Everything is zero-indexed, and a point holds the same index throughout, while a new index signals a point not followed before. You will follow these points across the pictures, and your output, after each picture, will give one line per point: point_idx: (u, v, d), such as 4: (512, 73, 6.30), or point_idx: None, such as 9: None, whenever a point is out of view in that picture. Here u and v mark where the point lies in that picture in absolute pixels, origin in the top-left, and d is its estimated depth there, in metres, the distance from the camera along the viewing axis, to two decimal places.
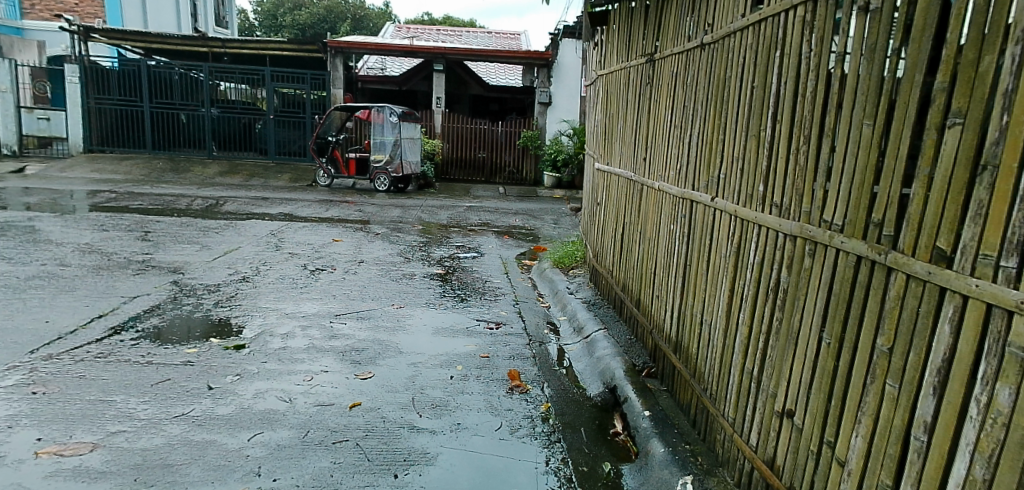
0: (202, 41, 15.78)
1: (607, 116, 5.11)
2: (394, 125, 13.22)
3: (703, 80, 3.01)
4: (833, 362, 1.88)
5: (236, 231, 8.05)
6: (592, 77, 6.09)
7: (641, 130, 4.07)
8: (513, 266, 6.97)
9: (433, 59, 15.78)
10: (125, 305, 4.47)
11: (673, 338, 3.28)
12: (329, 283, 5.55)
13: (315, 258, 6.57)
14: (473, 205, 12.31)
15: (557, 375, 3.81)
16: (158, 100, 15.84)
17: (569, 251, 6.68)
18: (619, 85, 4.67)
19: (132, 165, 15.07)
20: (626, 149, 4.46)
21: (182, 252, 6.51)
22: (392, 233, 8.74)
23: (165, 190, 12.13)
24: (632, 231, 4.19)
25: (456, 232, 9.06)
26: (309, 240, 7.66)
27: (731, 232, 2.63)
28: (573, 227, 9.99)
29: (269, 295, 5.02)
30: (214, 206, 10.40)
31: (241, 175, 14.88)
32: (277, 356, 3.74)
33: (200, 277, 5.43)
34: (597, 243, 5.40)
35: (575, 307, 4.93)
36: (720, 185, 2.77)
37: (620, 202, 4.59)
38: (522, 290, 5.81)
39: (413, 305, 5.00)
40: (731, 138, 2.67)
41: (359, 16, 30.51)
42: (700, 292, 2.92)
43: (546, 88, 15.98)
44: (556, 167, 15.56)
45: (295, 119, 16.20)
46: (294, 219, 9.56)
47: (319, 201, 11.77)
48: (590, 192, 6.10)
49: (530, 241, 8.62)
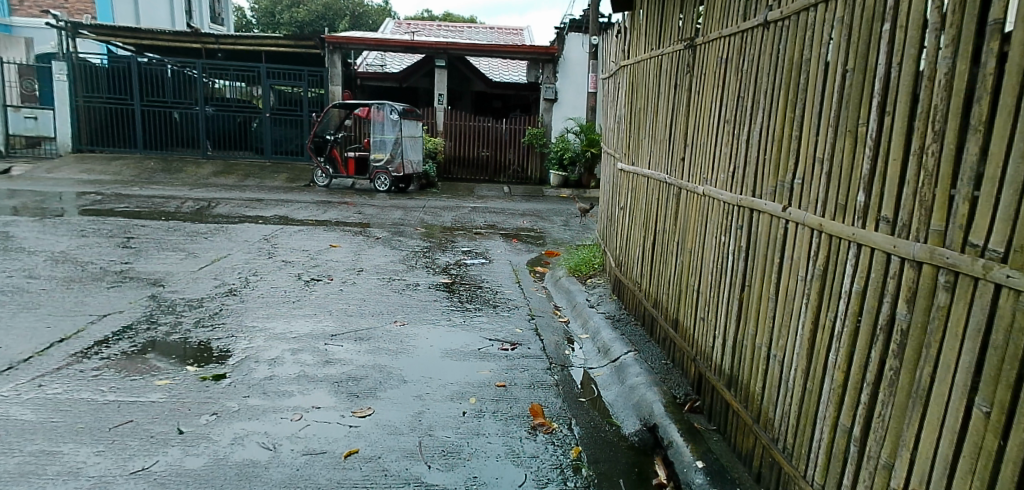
0: (195, 37, 15.28)
1: (632, 112, 4.64)
2: (395, 123, 12.75)
3: (766, 64, 2.54)
4: (1000, 441, 1.42)
5: (226, 236, 7.56)
6: (611, 71, 5.63)
7: (677, 126, 3.61)
8: (524, 274, 6.47)
9: (435, 55, 15.25)
10: (93, 326, 3.97)
11: (725, 369, 2.81)
12: (324, 296, 5.05)
13: (310, 267, 6.08)
14: (478, 206, 11.82)
15: (585, 407, 3.33)
16: (150, 98, 15.35)
17: (586, 257, 6.18)
18: (647, 75, 4.21)
19: (123, 165, 14.59)
20: (656, 147, 4.00)
21: (164, 260, 6.02)
22: (394, 237, 8.24)
23: (155, 192, 11.66)
24: (667, 240, 3.73)
25: (461, 236, 8.57)
26: (304, 246, 7.17)
27: (813, 250, 2.16)
28: (583, 230, 9.50)
29: (257, 311, 4.53)
30: (206, 208, 9.91)
31: (236, 175, 14.39)
32: (262, 388, 3.24)
33: (183, 289, 4.94)
34: (620, 251, 4.92)
35: (599, 325, 4.43)
36: (796, 191, 2.29)
37: (649, 205, 4.13)
38: (536, 303, 5.31)
39: (417, 322, 4.49)
40: (812, 135, 2.20)
41: (358, 13, 29.96)
42: (767, 319, 2.46)
43: (552, 83, 15.49)
44: (563, 166, 15.01)
45: (292, 118, 15.70)
46: (290, 222, 9.07)
47: (317, 203, 11.28)
48: (609, 195, 5.63)
49: (540, 245, 8.12)
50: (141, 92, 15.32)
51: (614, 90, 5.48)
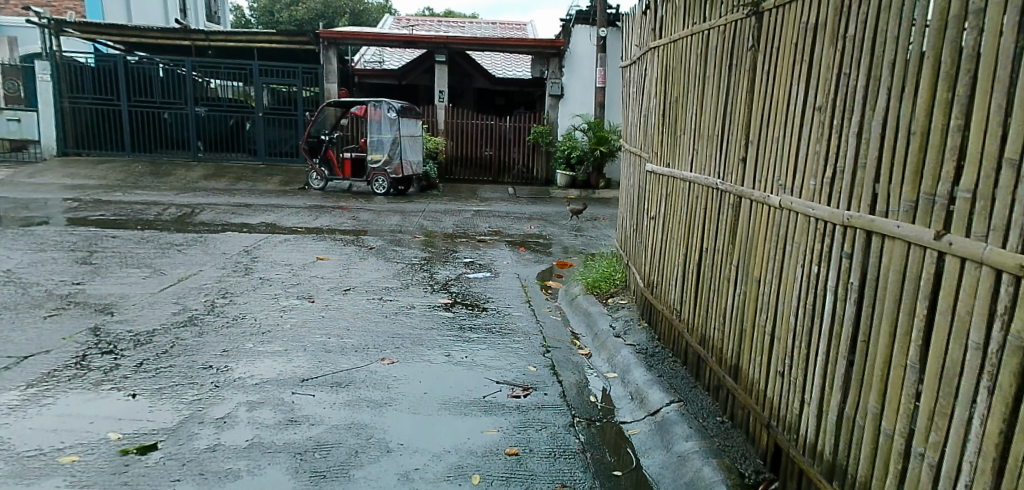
0: (184, 33, 14.56)
1: (665, 100, 3.87)
2: (394, 121, 11.98)
3: (899, 28, 1.79)
4: None
5: (202, 248, 6.80)
6: (634, 58, 4.86)
7: (733, 118, 2.85)
8: (535, 291, 5.68)
9: (435, 49, 14.49)
10: (5, 374, 3.20)
11: (824, 451, 2.06)
12: (301, 325, 4.27)
13: (291, 286, 5.30)
14: (482, 209, 11.06)
15: (623, 486, 2.55)
16: (137, 98, 14.64)
17: (606, 271, 5.42)
18: (686, 57, 3.46)
19: (108, 168, 13.86)
20: (700, 144, 3.25)
21: (123, 279, 5.25)
22: (389, 246, 7.47)
23: (137, 197, 10.92)
24: (720, 263, 2.96)
25: (463, 244, 7.79)
26: (287, 259, 6.39)
27: (1001, 304, 1.43)
28: (595, 237, 8.72)
29: (217, 347, 3.76)
30: (188, 215, 9.16)
31: (227, 178, 13.66)
32: (199, 467, 2.47)
33: (133, 319, 4.18)
34: (649, 270, 4.15)
35: (629, 361, 3.65)
36: (960, 211, 1.55)
37: (690, 218, 3.37)
38: (550, 330, 4.52)
39: (409, 360, 3.71)
40: (997, 129, 1.46)
41: (358, 11, 29.14)
42: (907, 395, 1.72)
43: (558, 79, 14.68)
44: (570, 165, 14.20)
45: (286, 117, 14.98)
46: (277, 230, 8.31)
47: (309, 207, 10.53)
48: (633, 200, 4.87)
49: (550, 255, 7.33)
50: (129, 91, 14.60)
51: (638, 80, 4.72)
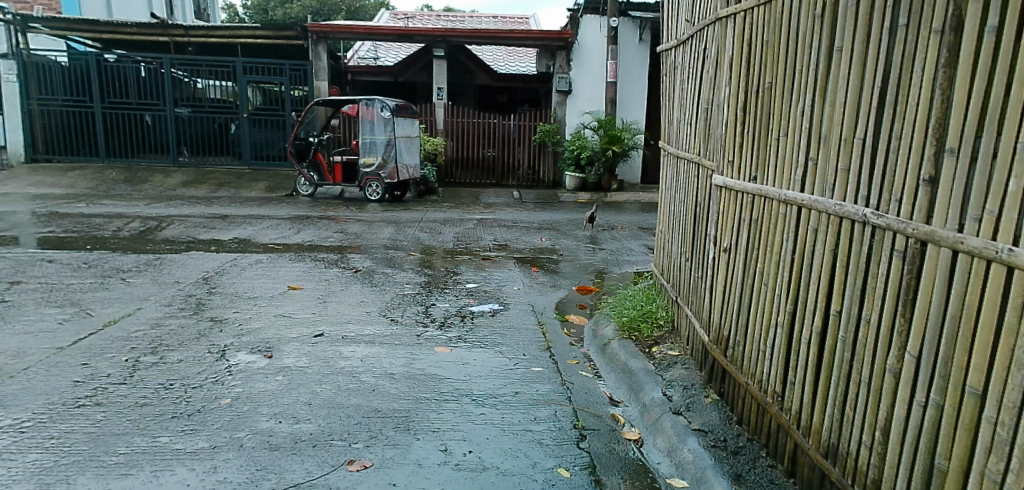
0: (161, 29, 13.48)
1: (749, 87, 2.78)
2: (387, 121, 10.89)
3: None
4: None
5: (154, 275, 5.69)
6: (686, 36, 3.78)
7: (905, 110, 1.82)
8: (556, 331, 4.54)
9: (433, 43, 13.37)
10: None
11: None
12: (246, 399, 3.16)
13: (247, 331, 4.20)
14: (485, 217, 9.96)
15: None
16: (112, 99, 13.55)
17: (644, 308, 4.32)
18: (792, 22, 2.42)
19: (79, 175, 12.74)
20: (822, 149, 2.21)
21: (35, 325, 4.15)
22: (376, 268, 6.37)
23: (102, 209, 9.81)
24: (874, 338, 1.92)
25: (464, 264, 6.67)
26: (250, 289, 5.28)
27: None
28: (614, 252, 7.61)
29: (116, 446, 2.65)
30: (153, 230, 8.08)
31: (208, 185, 12.58)
32: None
33: (15, 395, 3.07)
34: (717, 321, 3.08)
35: (705, 465, 2.58)
36: None
37: (802, 259, 2.32)
38: (580, 395, 3.40)
39: (390, 463, 2.61)
40: None
41: (354, 9, 27.94)
42: None
43: (565, 73, 13.53)
44: (579, 166, 13.10)
45: (273, 118, 13.86)
46: (251, 249, 7.20)
47: (293, 218, 9.43)
48: (683, 219, 3.82)
49: (566, 277, 6.22)
50: (102, 92, 13.50)
51: (694, 63, 3.63)
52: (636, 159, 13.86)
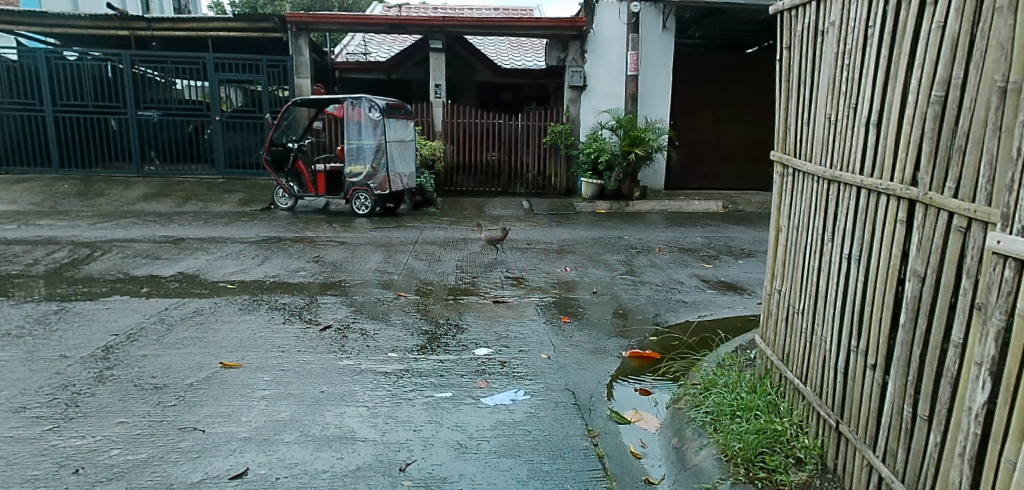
0: (120, 22, 11.85)
1: None
2: (377, 124, 9.24)
3: None
4: None
5: (37, 343, 4.09)
6: None
7: None
8: (618, 451, 2.91)
9: (429, 34, 11.67)
10: None
11: None
12: None
13: (120, 472, 2.59)
14: (493, 236, 8.35)
15: None
16: (65, 102, 11.90)
17: (760, 423, 2.68)
18: None
19: (25, 188, 11.12)
20: None
21: None
22: (353, 322, 4.75)
23: (33, 231, 8.21)
24: None
25: (471, 310, 5.07)
26: (163, 370, 3.66)
27: None
28: (658, 286, 5.99)
29: None
30: (80, 263, 6.47)
31: (174, 198, 10.99)
32: None
33: None
34: None
35: None
36: None
37: None
38: None
39: None
40: None
41: (347, 4, 26.26)
42: None
43: (579, 66, 11.84)
44: (597, 171, 11.45)
45: (250, 121, 12.22)
46: (195, 290, 5.59)
47: (262, 242, 7.85)
48: (858, 291, 2.25)
49: (610, 333, 4.60)
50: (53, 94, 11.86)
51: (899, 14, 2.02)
52: (659, 163, 12.27)
